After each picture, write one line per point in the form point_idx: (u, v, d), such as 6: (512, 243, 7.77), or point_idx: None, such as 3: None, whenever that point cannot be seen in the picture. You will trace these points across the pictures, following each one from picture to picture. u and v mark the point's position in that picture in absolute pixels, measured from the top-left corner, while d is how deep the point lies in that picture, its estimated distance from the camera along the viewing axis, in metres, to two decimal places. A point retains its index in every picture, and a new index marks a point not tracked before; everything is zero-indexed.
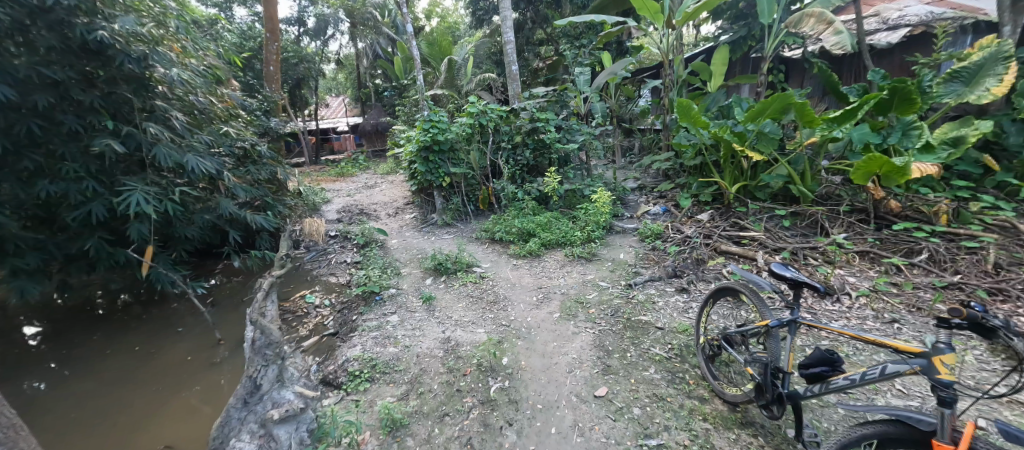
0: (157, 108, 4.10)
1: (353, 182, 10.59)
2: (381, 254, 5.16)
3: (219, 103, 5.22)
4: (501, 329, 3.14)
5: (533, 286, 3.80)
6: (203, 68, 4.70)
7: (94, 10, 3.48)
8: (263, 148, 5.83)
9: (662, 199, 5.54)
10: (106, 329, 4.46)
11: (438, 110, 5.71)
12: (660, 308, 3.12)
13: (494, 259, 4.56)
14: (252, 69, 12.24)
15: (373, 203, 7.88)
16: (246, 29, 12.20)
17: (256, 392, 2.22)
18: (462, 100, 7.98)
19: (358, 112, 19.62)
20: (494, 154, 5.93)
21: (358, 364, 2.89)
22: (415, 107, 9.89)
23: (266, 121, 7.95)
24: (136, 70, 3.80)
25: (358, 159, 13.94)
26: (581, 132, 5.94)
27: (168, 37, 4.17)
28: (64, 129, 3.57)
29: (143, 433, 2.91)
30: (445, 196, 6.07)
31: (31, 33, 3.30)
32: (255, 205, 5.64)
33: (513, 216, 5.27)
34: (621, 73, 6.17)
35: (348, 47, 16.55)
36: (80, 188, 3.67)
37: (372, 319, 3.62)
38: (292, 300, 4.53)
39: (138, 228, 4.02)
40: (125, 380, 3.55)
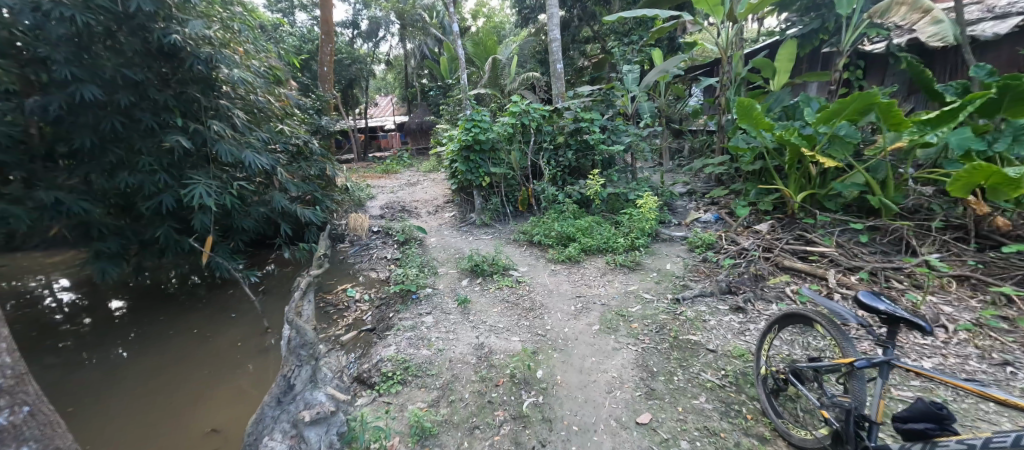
0: (221, 107, 4.35)
1: (397, 179, 10.87)
2: (420, 252, 5.19)
3: (277, 102, 5.47)
4: (537, 339, 2.99)
5: (571, 294, 3.63)
6: (264, 69, 4.94)
7: (169, 16, 3.73)
8: (314, 146, 6.08)
9: (714, 206, 5.16)
10: (173, 309, 4.83)
11: (481, 110, 5.67)
12: (712, 328, 2.85)
13: (531, 263, 4.42)
14: (309, 69, 12.94)
15: (415, 201, 8.00)
16: (306, 32, 12.89)
17: (289, 392, 2.25)
18: (506, 100, 7.88)
19: (404, 111, 20.22)
20: (535, 154, 5.79)
21: (392, 364, 2.86)
22: (458, 107, 9.94)
23: (318, 119, 8.31)
24: (204, 72, 4.04)
25: (402, 157, 14.37)
26: (627, 133, 5.65)
27: (232, 40, 4.41)
28: (141, 126, 3.85)
29: (192, 415, 3.02)
30: (485, 196, 6.02)
31: (118, 38, 3.58)
32: (306, 199, 5.88)
33: (553, 219, 5.11)
34: (674, 71, 5.80)
35: (397, 48, 17.05)
36: (153, 181, 3.92)
37: (407, 318, 3.62)
38: (335, 293, 4.67)
39: (201, 220, 4.28)
40: (182, 361, 3.76)
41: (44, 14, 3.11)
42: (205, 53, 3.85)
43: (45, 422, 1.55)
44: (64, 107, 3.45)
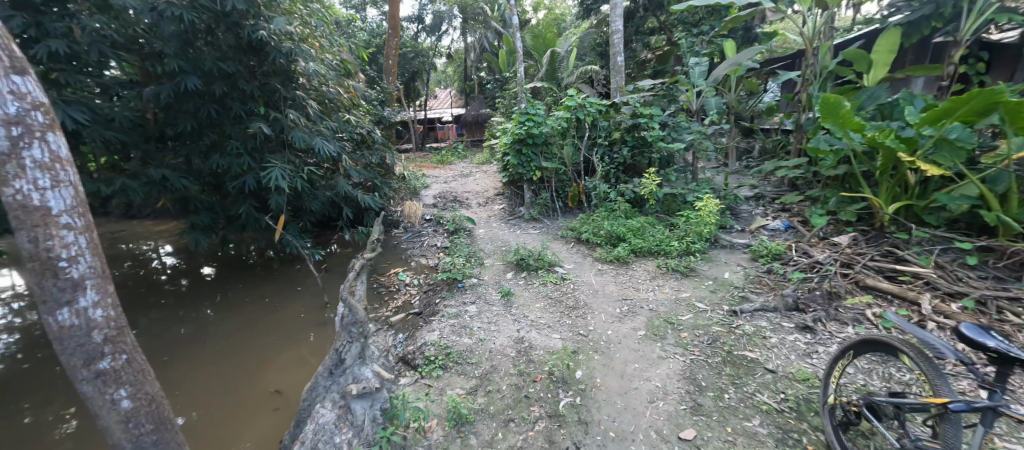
0: (298, 97, 4.71)
1: (451, 170, 11.17)
2: (468, 242, 5.31)
3: (346, 93, 5.84)
4: (578, 339, 2.93)
5: (617, 297, 3.51)
6: (335, 62, 5.27)
7: (257, 13, 4.08)
8: (376, 135, 6.41)
9: (784, 213, 4.71)
10: (250, 279, 5.38)
11: (536, 104, 5.65)
12: (773, 346, 2.61)
13: (577, 261, 4.33)
14: (376, 62, 13.65)
15: (466, 192, 8.17)
16: (375, 27, 13.59)
17: (340, 365, 2.41)
18: (562, 93, 7.75)
19: (462, 103, 20.68)
20: (589, 150, 5.65)
21: (434, 349, 2.96)
22: (513, 100, 9.95)
23: (381, 110, 8.76)
24: (285, 65, 4.39)
25: (457, 148, 14.75)
26: (690, 130, 5.31)
27: (309, 35, 4.74)
28: (231, 113, 4.30)
29: (260, 375, 3.34)
30: (535, 190, 5.99)
31: (216, 35, 4.01)
32: (367, 186, 6.24)
33: (603, 217, 4.96)
34: (748, 64, 5.31)
35: (458, 41, 17.43)
36: (239, 163, 4.36)
37: (452, 306, 3.72)
38: (387, 275, 4.92)
39: (277, 200, 4.67)
40: (255, 327, 4.17)
41: (159, 13, 3.54)
42: (286, 47, 4.18)
43: (139, 370, 1.77)
44: (172, 95, 3.92)
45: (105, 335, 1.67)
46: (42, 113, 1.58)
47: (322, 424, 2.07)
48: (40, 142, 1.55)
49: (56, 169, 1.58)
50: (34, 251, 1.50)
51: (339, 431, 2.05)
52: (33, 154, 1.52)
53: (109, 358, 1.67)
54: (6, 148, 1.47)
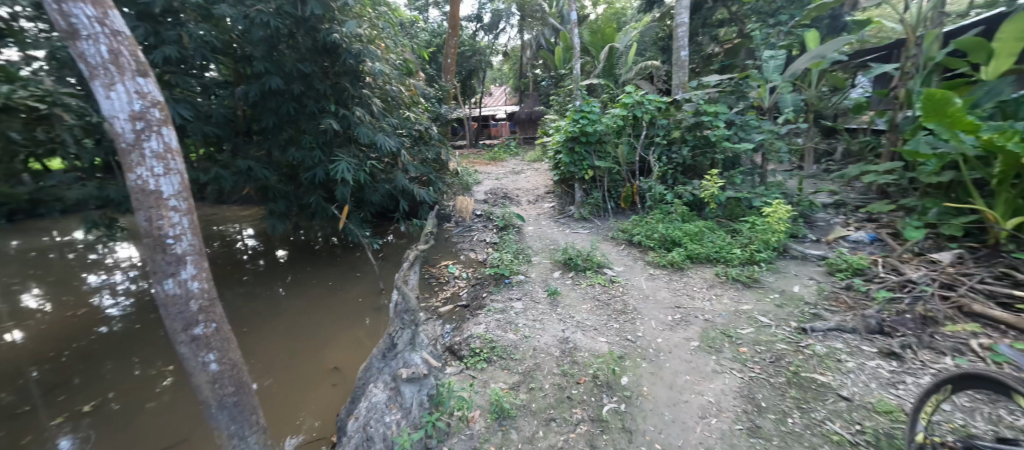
0: (364, 95, 5.01)
1: (503, 167, 11.29)
2: (516, 239, 5.34)
3: (407, 91, 6.11)
4: (626, 345, 2.83)
5: (670, 304, 3.34)
6: (398, 62, 5.53)
7: (332, 17, 4.39)
8: (433, 131, 6.64)
9: (870, 223, 4.21)
10: (315, 263, 5.83)
11: (591, 101, 5.53)
12: (848, 371, 2.35)
13: (628, 264, 4.18)
14: (436, 61, 14.13)
15: (517, 189, 8.21)
16: (436, 27, 14.06)
17: (392, 349, 2.54)
18: (619, 90, 7.51)
19: (516, 100, 20.79)
20: (645, 149, 5.44)
21: (480, 342, 3.02)
22: (568, 97, 9.81)
23: (439, 107, 9.05)
24: (354, 65, 4.69)
25: (509, 145, 14.89)
26: (760, 129, 4.91)
27: (376, 37, 5.02)
28: (306, 111, 4.68)
29: (322, 352, 3.62)
30: (586, 189, 5.88)
31: (296, 38, 4.37)
32: (422, 180, 6.49)
33: (658, 220, 4.76)
34: (833, 56, 4.81)
35: (515, 39, 17.53)
36: (311, 156, 4.74)
37: (499, 301, 3.77)
38: (438, 267, 5.10)
39: (342, 191, 5.00)
40: (319, 307, 4.53)
41: (250, 20, 3.94)
42: (355, 49, 4.46)
43: (226, 338, 1.96)
44: (258, 94, 4.36)
45: (199, 304, 1.86)
46: (158, 109, 1.78)
47: (374, 403, 2.20)
48: (156, 135, 1.76)
49: (167, 158, 1.78)
50: (151, 229, 1.73)
51: (389, 411, 2.16)
52: (151, 145, 1.73)
53: (203, 324, 1.86)
54: (132, 140, 1.69)
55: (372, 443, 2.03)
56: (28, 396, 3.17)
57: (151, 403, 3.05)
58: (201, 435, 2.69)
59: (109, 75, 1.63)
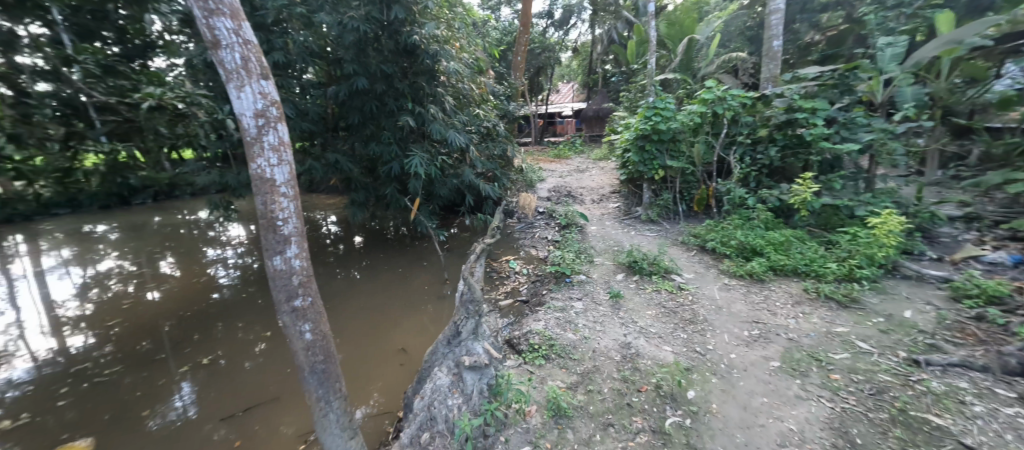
0: (438, 93, 5.25)
1: (568, 164, 11.17)
2: (579, 238, 5.27)
3: (478, 89, 6.29)
4: (694, 357, 2.67)
5: (747, 318, 3.08)
6: (471, 61, 5.71)
7: (413, 20, 4.66)
8: (501, 128, 6.76)
9: (1013, 243, 3.49)
10: (387, 251, 6.28)
11: (666, 97, 5.23)
12: (973, 416, 1.98)
13: (699, 272, 3.92)
14: (506, 59, 14.36)
15: (581, 187, 8.08)
16: (507, 26, 14.29)
17: (457, 337, 2.66)
18: (697, 85, 7.03)
19: (584, 97, 20.41)
20: (724, 149, 5.04)
21: (538, 338, 3.04)
22: (640, 93, 9.41)
23: (507, 104, 9.19)
24: (431, 65, 4.93)
25: (575, 143, 14.70)
26: (868, 128, 4.30)
27: (452, 37, 5.23)
28: (386, 108, 5.02)
29: (391, 334, 3.89)
30: (655, 190, 5.62)
31: (381, 41, 4.71)
32: (489, 176, 6.65)
33: (735, 226, 4.40)
34: (976, 41, 4.07)
35: (586, 34, 17.21)
36: (389, 151, 5.09)
37: (559, 299, 3.75)
38: (499, 262, 5.22)
39: (415, 185, 5.29)
40: (389, 291, 4.87)
41: (343, 26, 4.34)
42: (433, 49, 4.70)
43: None
44: (346, 93, 4.79)
45: (301, 278, 1.62)
46: (277, 100, 1.54)
47: (438, 385, 2.32)
48: (274, 126, 1.52)
49: (283, 150, 1.54)
50: (264, 214, 1.53)
51: (451, 395, 2.28)
52: (270, 139, 1.51)
53: (303, 296, 1.63)
54: (254, 134, 1.48)
55: (435, 423, 2.15)
56: (162, 346, 3.83)
57: (250, 363, 3.52)
58: (288, 394, 3.04)
59: (240, 76, 1.44)
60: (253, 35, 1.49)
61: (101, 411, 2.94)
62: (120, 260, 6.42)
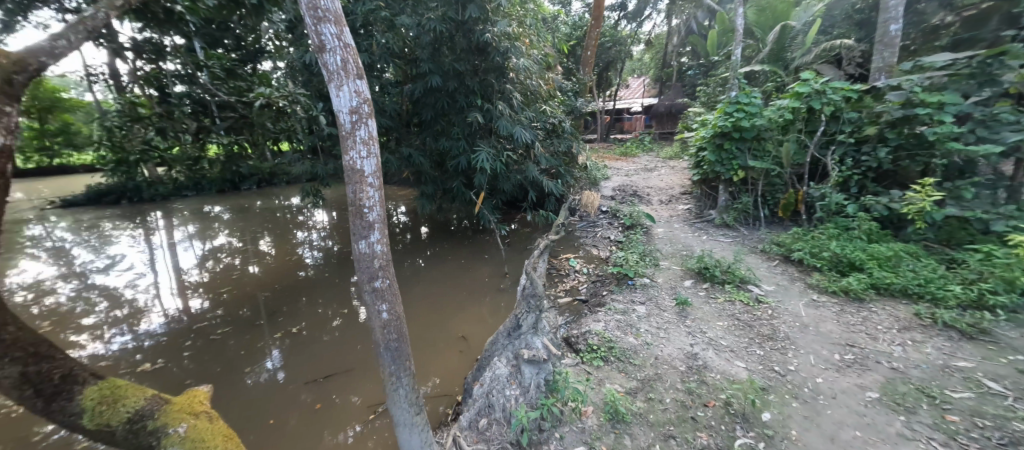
0: (506, 90, 5.33)
1: (635, 163, 10.74)
2: (644, 240, 5.07)
3: (545, 85, 6.28)
4: (771, 376, 2.45)
5: (838, 340, 2.74)
6: (540, 57, 5.71)
7: (486, 18, 4.78)
8: (567, 125, 6.69)
9: None
10: (451, 242, 6.55)
11: (752, 91, 4.81)
12: None
13: (782, 284, 3.56)
14: (574, 55, 14.16)
15: (649, 187, 7.73)
16: (578, 20, 14.07)
17: (517, 329, 2.71)
18: (789, 77, 6.35)
19: (656, 92, 19.39)
20: (820, 149, 4.51)
21: (597, 339, 2.99)
22: (719, 87, 8.73)
23: (574, 101, 9.07)
24: (500, 61, 5.02)
25: (644, 140, 14.06)
26: (1014, 127, 3.57)
27: (523, 34, 5.27)
28: (457, 105, 5.22)
29: (452, 321, 4.07)
30: (733, 192, 5.21)
31: (455, 40, 4.90)
32: (552, 173, 6.63)
33: (827, 236, 3.93)
34: None
35: (661, 26, 16.34)
36: (458, 146, 5.30)
37: (620, 301, 3.65)
38: (559, 259, 5.20)
39: (480, 179, 5.44)
40: (452, 281, 5.09)
41: (421, 27, 4.59)
42: (503, 46, 4.78)
43: None
44: (422, 91, 5.07)
45: (381, 261, 1.75)
46: (370, 98, 1.66)
47: (497, 375, 2.40)
48: (365, 123, 1.65)
49: (372, 143, 1.67)
50: (354, 202, 1.68)
51: (509, 385, 2.34)
52: (361, 133, 1.64)
53: (382, 278, 1.76)
54: (348, 129, 1.63)
55: (492, 410, 2.24)
56: (258, 314, 4.39)
57: (327, 336, 3.89)
58: (359, 367, 3.33)
59: (340, 77, 1.58)
60: (352, 39, 1.62)
61: (212, 364, 3.46)
62: (231, 237, 7.45)
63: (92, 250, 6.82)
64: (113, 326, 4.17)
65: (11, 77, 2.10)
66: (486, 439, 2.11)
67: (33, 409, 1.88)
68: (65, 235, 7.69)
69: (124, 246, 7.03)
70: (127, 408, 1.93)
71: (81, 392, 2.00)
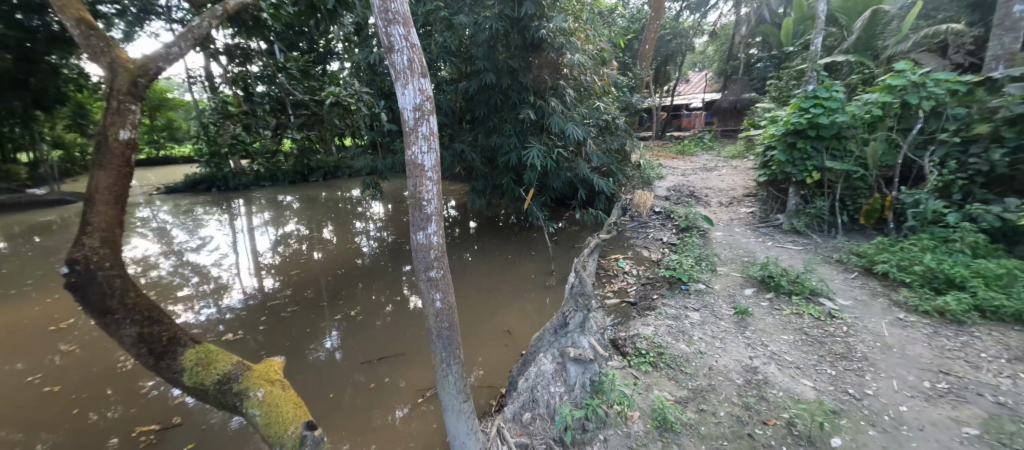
0: (559, 86, 5.28)
1: (693, 162, 10.19)
2: (700, 243, 4.81)
3: (600, 81, 6.13)
4: (843, 398, 2.23)
5: (928, 366, 2.43)
6: (595, 52, 5.58)
7: (542, 14, 4.76)
8: (621, 122, 6.49)
9: None
10: (499, 237, 6.65)
11: (834, 85, 4.37)
12: None
13: (861, 299, 3.22)
14: (631, 49, 13.67)
15: (707, 187, 7.30)
16: (636, 13, 13.57)
17: (564, 328, 2.70)
18: (880, 68, 5.66)
19: (719, 87, 18.19)
20: (914, 150, 4.00)
21: (646, 343, 2.90)
22: (794, 80, 8.01)
23: (629, 96, 8.78)
24: (555, 58, 4.97)
25: (703, 138, 13.27)
26: None
27: (579, 29, 5.18)
28: (510, 102, 5.26)
29: (498, 315, 4.14)
30: (805, 196, 4.78)
31: (510, 37, 4.93)
32: (604, 171, 6.48)
33: (920, 248, 3.48)
34: None
35: (728, 15, 15.29)
36: (509, 143, 5.35)
37: (671, 306, 3.49)
38: (608, 260, 5.08)
39: (530, 176, 5.44)
40: (499, 276, 5.17)
41: (478, 25, 4.67)
42: (559, 42, 4.73)
43: None
44: (476, 88, 5.18)
45: (437, 253, 1.82)
46: (432, 96, 1.73)
47: (542, 371, 2.41)
48: (427, 119, 1.71)
49: (432, 140, 1.74)
50: (414, 195, 1.76)
51: (554, 383, 2.35)
52: (423, 130, 1.71)
53: (437, 268, 1.83)
54: (411, 125, 1.71)
55: (537, 406, 2.27)
56: (320, 297, 4.76)
57: (380, 321, 4.13)
58: (409, 352, 3.50)
59: (406, 75, 1.66)
60: (418, 39, 1.68)
61: (282, 339, 3.81)
62: (300, 225, 8.13)
63: (188, 231, 7.77)
64: (202, 299, 4.73)
65: (136, 80, 2.46)
66: (530, 433, 2.14)
67: (146, 364, 2.19)
68: (167, 218, 8.83)
69: (212, 229, 7.94)
70: (217, 371, 2.19)
71: (182, 353, 2.28)
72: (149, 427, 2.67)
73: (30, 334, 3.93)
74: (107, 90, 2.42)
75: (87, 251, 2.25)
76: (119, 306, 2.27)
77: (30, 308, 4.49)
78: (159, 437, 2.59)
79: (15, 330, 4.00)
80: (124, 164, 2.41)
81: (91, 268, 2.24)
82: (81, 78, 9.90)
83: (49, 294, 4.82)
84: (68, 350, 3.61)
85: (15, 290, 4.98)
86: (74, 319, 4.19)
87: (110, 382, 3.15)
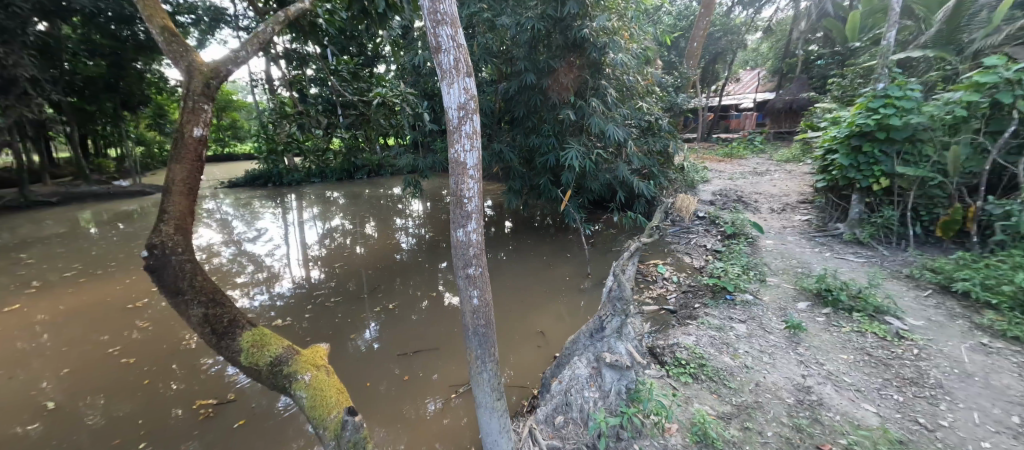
0: (600, 86, 5.16)
1: (741, 165, 9.69)
2: (749, 251, 4.55)
3: (642, 80, 5.97)
4: (912, 428, 2.01)
5: (1018, 400, 2.15)
6: (639, 50, 5.44)
7: (585, 14, 4.67)
8: (664, 122, 6.28)
9: None
10: (535, 238, 6.63)
11: (909, 82, 3.97)
12: None
13: (935, 320, 2.90)
14: (677, 47, 13.25)
15: (756, 192, 6.90)
16: (684, 9, 13.07)
17: (600, 331, 2.63)
18: (965, 62, 5.09)
19: (773, 86, 17.06)
20: (1006, 155, 3.58)
21: (687, 354, 2.78)
22: (858, 78, 7.40)
23: (673, 96, 8.48)
24: (597, 57, 4.87)
25: (753, 140, 12.50)
26: None
27: (623, 27, 5.04)
28: (549, 102, 5.22)
29: (530, 316, 4.12)
30: (870, 204, 4.40)
31: (551, 38, 4.88)
32: (645, 173, 6.28)
33: (1012, 267, 3.08)
34: None
35: (786, 9, 14.38)
36: (547, 143, 5.30)
37: (714, 316, 3.32)
38: (647, 265, 4.93)
39: (568, 177, 5.35)
40: (532, 277, 5.15)
41: (520, 26, 4.67)
42: (601, 41, 4.61)
43: None
44: (516, 89, 5.17)
45: (476, 250, 1.84)
46: (476, 95, 1.75)
47: (577, 374, 2.40)
48: (471, 118, 1.74)
49: (475, 139, 1.76)
50: (456, 192, 1.80)
51: (589, 387, 2.34)
52: (466, 129, 1.74)
53: (475, 266, 1.85)
54: (455, 125, 1.75)
55: (570, 409, 2.27)
56: (360, 289, 4.97)
57: (416, 316, 4.25)
58: (443, 348, 3.57)
59: (451, 76, 1.70)
60: (465, 39, 1.71)
61: (325, 327, 4.03)
62: (345, 220, 8.54)
63: (246, 222, 8.41)
64: (257, 286, 5.10)
65: (208, 82, 2.68)
66: (563, 437, 2.14)
67: (209, 343, 2.38)
68: (228, 210, 9.59)
69: (267, 221, 8.53)
70: (269, 353, 2.34)
71: (240, 334, 2.44)
72: (207, 401, 2.89)
73: (113, 310, 4.40)
74: (183, 91, 2.66)
75: (162, 237, 2.47)
76: (188, 287, 2.49)
77: (114, 286, 5.03)
78: (216, 411, 2.80)
79: (101, 306, 4.50)
80: (196, 158, 2.62)
81: (166, 253, 2.47)
82: (162, 81, 11.02)
83: (129, 275, 5.38)
84: (143, 326, 4.00)
85: (102, 270, 5.59)
86: (148, 298, 4.64)
87: (175, 358, 3.44)
